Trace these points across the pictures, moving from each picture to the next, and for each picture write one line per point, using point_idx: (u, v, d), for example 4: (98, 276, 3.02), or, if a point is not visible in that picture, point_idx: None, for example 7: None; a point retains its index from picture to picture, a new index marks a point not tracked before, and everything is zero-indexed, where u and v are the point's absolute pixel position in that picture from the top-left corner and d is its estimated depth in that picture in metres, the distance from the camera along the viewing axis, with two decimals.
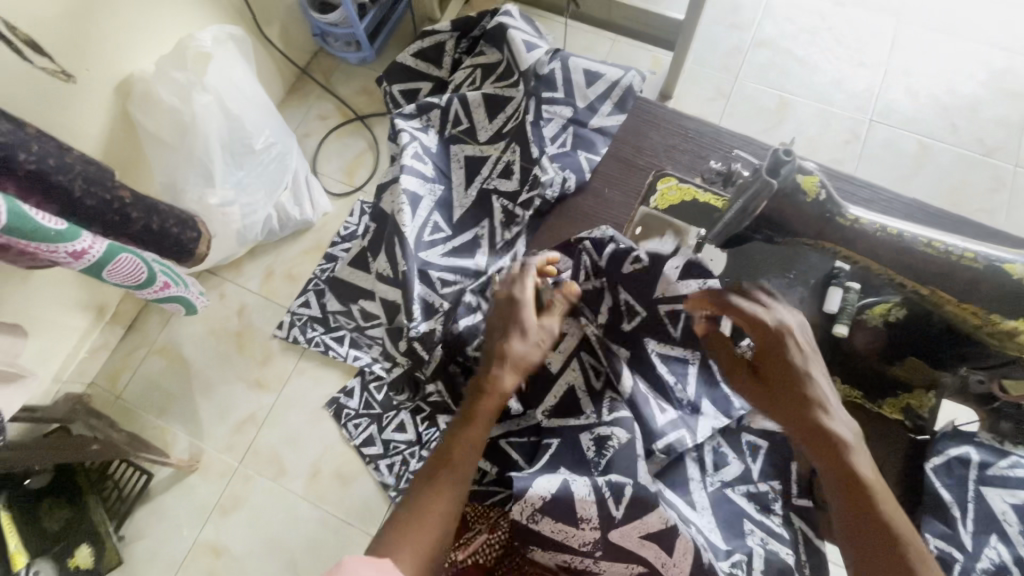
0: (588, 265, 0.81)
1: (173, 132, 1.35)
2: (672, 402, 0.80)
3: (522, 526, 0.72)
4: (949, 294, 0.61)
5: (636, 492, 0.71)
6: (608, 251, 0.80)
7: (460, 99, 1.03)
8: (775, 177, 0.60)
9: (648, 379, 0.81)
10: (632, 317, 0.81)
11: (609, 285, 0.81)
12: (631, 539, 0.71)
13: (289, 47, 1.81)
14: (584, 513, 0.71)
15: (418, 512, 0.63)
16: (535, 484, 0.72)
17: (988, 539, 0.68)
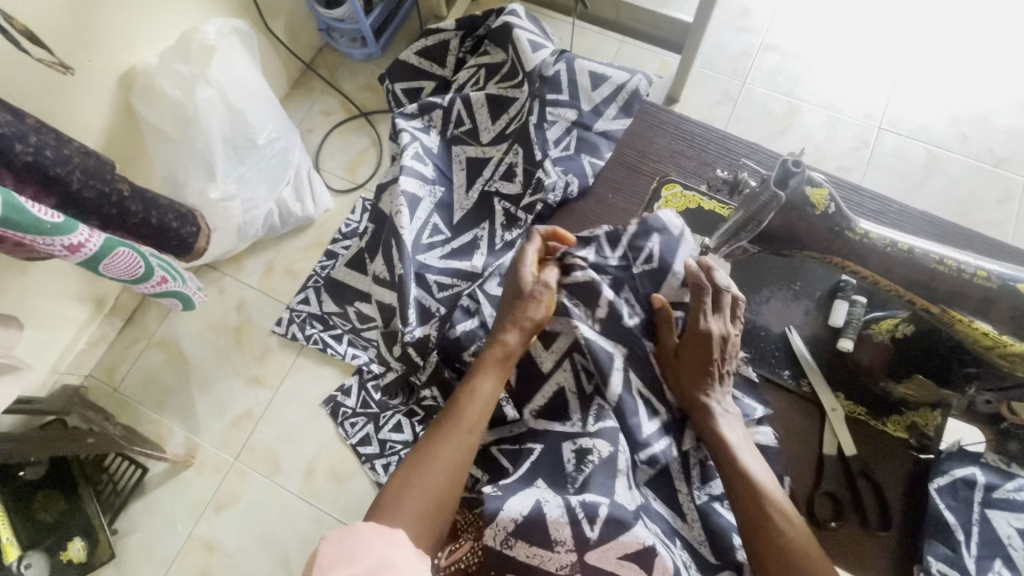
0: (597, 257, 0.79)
1: (174, 125, 1.33)
2: (663, 409, 0.76)
3: (495, 552, 0.68)
4: (962, 314, 0.58)
5: (612, 511, 0.68)
6: (620, 244, 0.78)
7: (463, 100, 1.01)
8: (783, 189, 0.59)
9: (647, 384, 0.76)
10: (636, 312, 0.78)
11: (615, 281, 0.79)
12: (612, 561, 0.66)
13: (294, 41, 1.79)
14: (557, 534, 0.67)
15: (424, 477, 0.65)
16: (503, 504, 0.69)
17: (992, 564, 0.64)
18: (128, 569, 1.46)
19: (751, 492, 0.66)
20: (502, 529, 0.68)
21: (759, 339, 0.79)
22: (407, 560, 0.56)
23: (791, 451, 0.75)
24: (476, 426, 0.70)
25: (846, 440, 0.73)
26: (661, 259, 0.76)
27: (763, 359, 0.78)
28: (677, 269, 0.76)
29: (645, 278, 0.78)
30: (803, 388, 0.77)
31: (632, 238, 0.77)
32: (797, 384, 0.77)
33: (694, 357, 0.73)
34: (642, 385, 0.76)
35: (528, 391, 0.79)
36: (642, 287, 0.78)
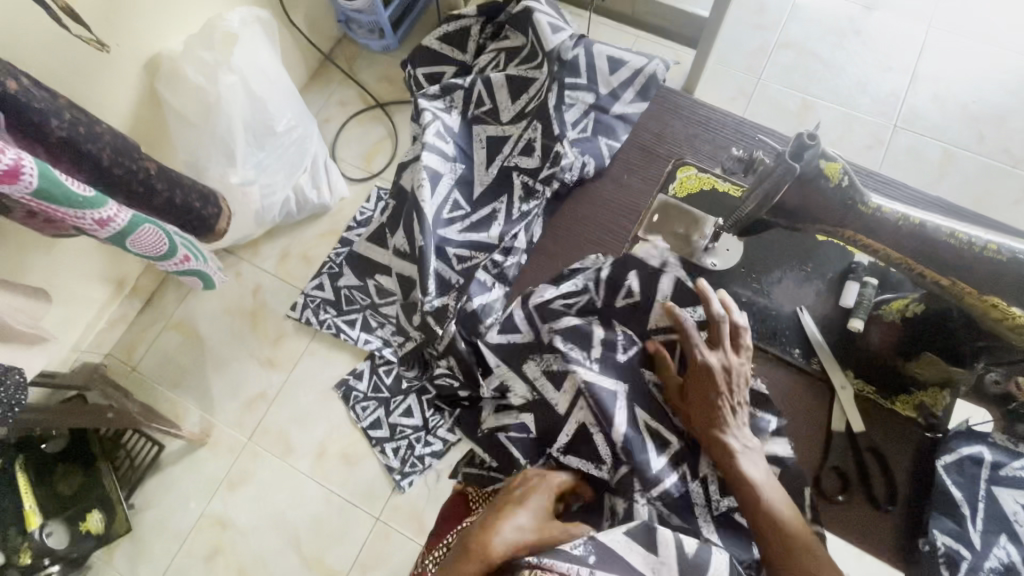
0: (585, 301, 0.79)
1: (197, 111, 1.37)
2: (673, 432, 0.74)
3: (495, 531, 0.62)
4: (970, 286, 0.60)
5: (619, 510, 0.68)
6: (604, 284, 0.79)
7: (483, 80, 1.02)
8: (798, 160, 0.60)
9: (653, 414, 0.74)
10: (628, 345, 0.76)
11: (608, 318, 0.79)
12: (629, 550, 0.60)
13: (314, 32, 1.83)
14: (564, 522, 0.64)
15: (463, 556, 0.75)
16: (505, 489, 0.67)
17: (997, 539, 0.66)
18: (143, 542, 1.50)
19: (777, 529, 0.66)
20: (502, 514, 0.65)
21: (771, 318, 0.80)
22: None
23: (799, 428, 0.76)
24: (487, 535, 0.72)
25: (855, 418, 0.75)
26: (642, 288, 0.78)
27: (775, 337, 0.79)
28: (663, 290, 0.78)
29: (631, 311, 0.79)
30: (814, 366, 0.78)
31: (615, 270, 0.79)
32: (807, 362, 0.78)
33: (699, 394, 0.71)
34: (646, 413, 0.74)
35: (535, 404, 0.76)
36: (632, 321, 0.79)
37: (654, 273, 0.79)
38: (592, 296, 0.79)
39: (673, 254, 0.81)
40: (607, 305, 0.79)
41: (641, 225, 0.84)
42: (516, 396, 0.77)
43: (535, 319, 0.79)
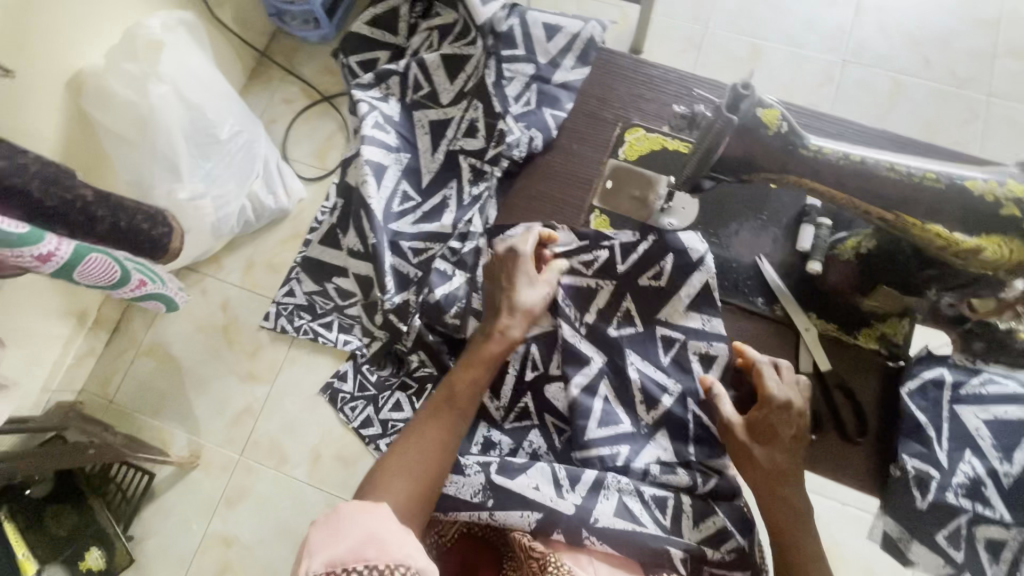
0: (606, 260, 0.80)
1: (131, 126, 1.30)
2: (631, 415, 0.79)
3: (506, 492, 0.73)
4: (915, 217, 0.60)
5: (593, 476, 0.75)
6: (636, 256, 0.80)
7: (418, 63, 0.97)
8: (735, 113, 0.60)
9: (619, 388, 0.80)
10: (623, 323, 0.81)
11: (619, 287, 0.81)
12: (594, 536, 0.70)
13: (245, 29, 1.74)
14: (533, 519, 0.71)
15: (414, 458, 0.68)
16: (489, 480, 0.74)
17: (962, 455, 0.70)
18: (149, 572, 1.49)
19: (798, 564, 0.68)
20: (471, 504, 0.73)
21: (731, 271, 0.80)
22: (394, 529, 0.58)
23: None
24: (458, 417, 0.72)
25: (822, 358, 0.76)
26: (671, 278, 0.79)
27: (737, 289, 0.80)
28: (686, 287, 0.79)
29: (653, 291, 0.80)
30: (777, 312, 0.79)
31: (644, 252, 0.80)
32: (770, 310, 0.79)
33: (767, 427, 0.70)
34: (609, 391, 0.80)
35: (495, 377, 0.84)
36: (647, 300, 0.80)
37: (687, 261, 0.78)
38: (614, 258, 0.80)
39: (707, 254, 0.78)
40: (626, 277, 0.80)
41: (596, 193, 0.83)
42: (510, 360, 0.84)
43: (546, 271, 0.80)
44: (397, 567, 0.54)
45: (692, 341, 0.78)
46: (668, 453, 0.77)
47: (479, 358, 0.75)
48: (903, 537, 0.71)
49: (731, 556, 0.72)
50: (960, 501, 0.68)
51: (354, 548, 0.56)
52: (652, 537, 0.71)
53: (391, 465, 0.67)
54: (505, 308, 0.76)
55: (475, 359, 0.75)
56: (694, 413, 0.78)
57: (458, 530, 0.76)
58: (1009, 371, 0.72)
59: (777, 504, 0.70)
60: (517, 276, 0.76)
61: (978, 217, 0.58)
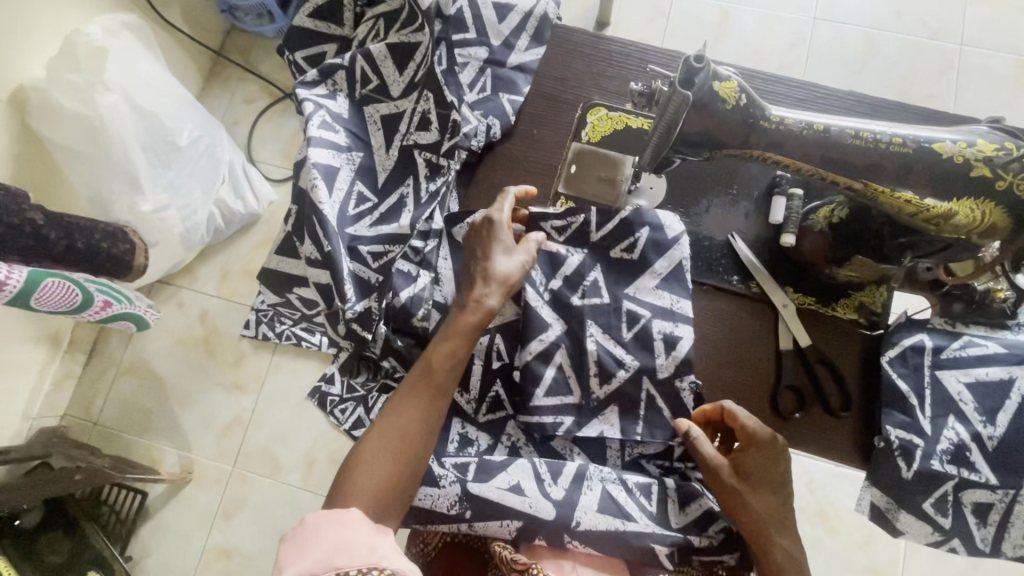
0: (581, 226, 0.76)
1: (82, 140, 1.21)
2: (581, 389, 0.75)
3: (491, 503, 0.69)
4: (883, 185, 0.57)
5: (576, 468, 0.73)
6: (609, 227, 0.76)
7: (364, 54, 0.87)
8: (690, 88, 0.56)
9: (574, 360, 0.75)
10: (588, 293, 0.76)
11: (589, 257, 0.76)
12: (577, 540, 0.68)
13: (195, 27, 1.65)
14: (513, 527, 0.69)
15: (386, 445, 0.63)
16: (465, 490, 0.70)
17: (946, 421, 0.68)
18: None
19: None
20: (448, 517, 0.70)
21: (704, 250, 0.78)
22: (365, 536, 0.56)
23: (747, 355, 0.76)
24: (435, 394, 0.66)
25: (801, 333, 0.74)
26: (642, 253, 0.75)
27: (711, 269, 0.78)
28: (660, 263, 0.75)
29: (620, 264, 0.76)
30: (753, 290, 0.77)
31: (618, 224, 0.75)
32: (747, 287, 0.77)
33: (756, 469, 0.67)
34: (565, 360, 0.75)
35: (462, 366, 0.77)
36: (613, 274, 0.76)
37: (662, 241, 0.75)
38: (588, 225, 0.76)
39: (684, 235, 0.75)
40: (596, 247, 0.76)
41: (560, 179, 0.80)
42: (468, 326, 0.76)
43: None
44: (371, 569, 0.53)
45: (657, 320, 0.74)
46: (613, 430, 0.74)
47: (454, 331, 0.67)
48: (891, 507, 0.69)
49: (719, 538, 0.70)
50: (946, 467, 0.67)
51: (323, 559, 0.54)
52: (637, 535, 0.68)
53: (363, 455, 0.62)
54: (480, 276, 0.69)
55: (450, 332, 0.67)
56: (648, 392, 0.74)
57: (442, 538, 0.75)
58: (989, 332, 0.70)
59: (774, 553, 0.65)
60: (491, 246, 0.70)
61: (948, 181, 0.55)
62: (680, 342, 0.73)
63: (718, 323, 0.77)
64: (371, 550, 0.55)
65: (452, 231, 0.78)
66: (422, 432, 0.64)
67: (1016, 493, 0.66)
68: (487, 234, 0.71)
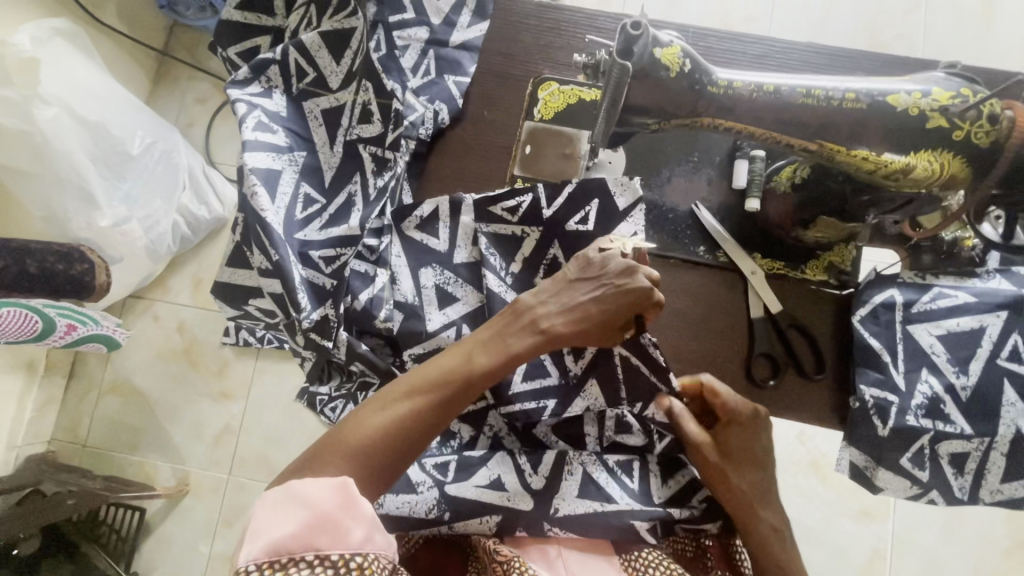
0: (532, 205, 0.72)
1: (27, 157, 1.15)
2: (554, 370, 0.72)
3: (468, 501, 0.68)
4: (839, 144, 0.55)
5: (555, 456, 0.72)
6: (564, 197, 0.72)
7: (295, 45, 0.80)
8: (629, 59, 0.53)
9: None
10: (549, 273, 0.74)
11: (545, 235, 0.73)
12: (556, 526, 0.68)
13: (134, 27, 1.55)
14: (492, 523, 0.68)
15: (391, 427, 0.58)
16: (443, 493, 0.69)
17: (920, 375, 0.67)
18: None
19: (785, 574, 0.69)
20: (429, 521, 0.68)
21: (668, 223, 0.76)
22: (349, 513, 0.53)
23: (715, 322, 0.74)
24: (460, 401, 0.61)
25: (770, 297, 0.73)
26: (597, 220, 0.72)
27: (678, 242, 0.75)
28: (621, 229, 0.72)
29: (580, 235, 0.72)
30: (720, 259, 0.75)
31: (569, 197, 0.72)
32: (715, 257, 0.75)
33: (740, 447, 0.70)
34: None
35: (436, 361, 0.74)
36: (573, 249, 0.73)
37: (614, 209, 0.72)
38: (539, 204, 0.72)
39: (639, 202, 0.73)
40: (552, 222, 0.73)
41: (516, 161, 0.77)
42: (436, 322, 0.74)
43: (460, 238, 0.75)
44: (357, 555, 0.52)
45: None
46: (598, 402, 0.71)
47: (502, 344, 0.63)
48: (869, 465, 0.69)
49: (701, 509, 0.71)
50: (921, 422, 0.66)
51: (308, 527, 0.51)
52: (617, 515, 0.68)
53: (360, 428, 0.57)
54: (565, 317, 0.64)
55: (495, 345, 0.63)
56: (621, 356, 0.70)
57: (424, 535, 0.73)
58: (959, 282, 0.69)
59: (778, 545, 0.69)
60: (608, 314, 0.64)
61: (904, 135, 0.53)
62: None
63: (686, 291, 0.75)
64: (357, 524, 0.53)
65: (402, 227, 0.75)
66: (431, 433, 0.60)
67: (991, 440, 0.66)
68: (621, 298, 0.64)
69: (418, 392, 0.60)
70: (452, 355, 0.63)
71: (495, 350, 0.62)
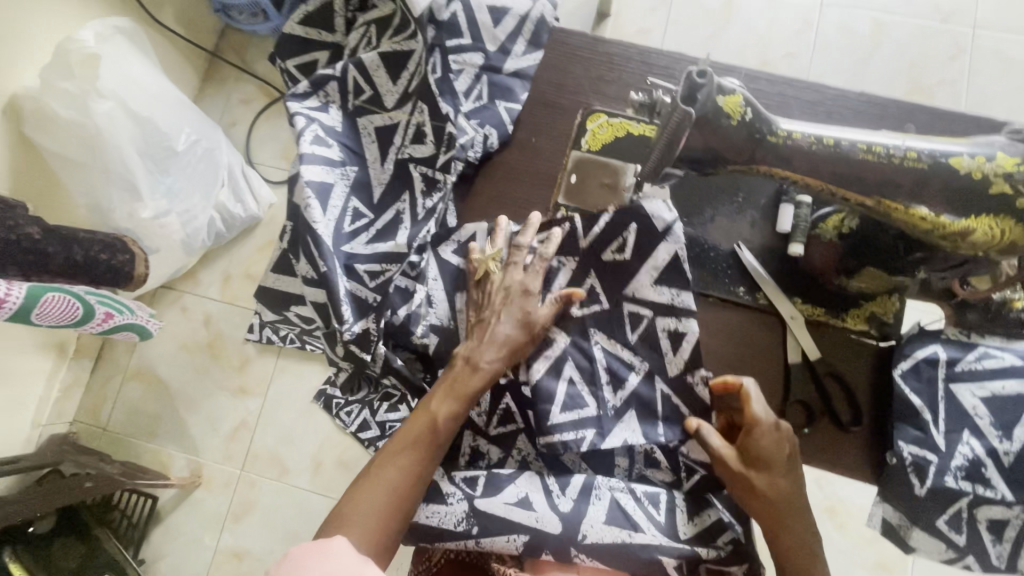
0: (569, 234, 0.74)
1: (81, 149, 1.19)
2: (592, 402, 0.73)
3: (495, 518, 0.68)
4: (897, 202, 0.55)
5: (586, 480, 0.72)
6: (601, 225, 0.73)
7: (355, 65, 0.86)
8: (692, 104, 0.54)
9: (583, 370, 0.73)
10: (587, 302, 0.74)
11: (581, 265, 0.74)
12: (583, 553, 0.67)
13: (189, 28, 1.60)
14: (520, 542, 0.68)
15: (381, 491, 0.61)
16: (472, 508, 0.69)
17: (960, 436, 0.66)
18: None
19: None
20: (456, 534, 0.69)
21: (710, 261, 0.76)
22: (356, 562, 0.53)
23: (752, 365, 0.74)
24: (436, 447, 0.65)
25: (808, 343, 0.72)
26: (634, 249, 0.73)
27: (718, 279, 0.75)
28: (656, 258, 0.72)
29: (619, 267, 0.73)
30: (760, 301, 0.75)
31: (607, 226, 0.73)
32: (754, 298, 0.75)
33: (761, 451, 0.64)
34: (575, 373, 0.73)
35: None
36: (609, 277, 0.74)
37: (652, 231, 0.72)
38: (575, 232, 0.74)
39: (676, 225, 0.72)
40: (588, 253, 0.74)
41: (560, 190, 0.77)
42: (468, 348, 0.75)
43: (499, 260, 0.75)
44: None
45: (659, 318, 0.72)
46: (637, 436, 0.71)
47: (456, 387, 0.67)
48: (904, 524, 0.68)
49: (727, 551, 0.68)
50: (961, 484, 0.65)
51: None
52: (643, 547, 0.67)
53: (355, 501, 0.60)
54: (490, 338, 0.69)
55: (451, 390, 0.67)
56: (663, 391, 0.72)
57: (445, 554, 0.74)
58: (1006, 343, 0.68)
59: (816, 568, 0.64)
60: (519, 308, 0.70)
61: (966, 198, 0.53)
62: (685, 338, 0.71)
63: (722, 333, 0.75)
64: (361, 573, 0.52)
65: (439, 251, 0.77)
66: (422, 483, 0.63)
67: None
68: (514, 298, 0.71)
69: (395, 450, 0.64)
70: (417, 414, 0.67)
71: (449, 394, 0.67)
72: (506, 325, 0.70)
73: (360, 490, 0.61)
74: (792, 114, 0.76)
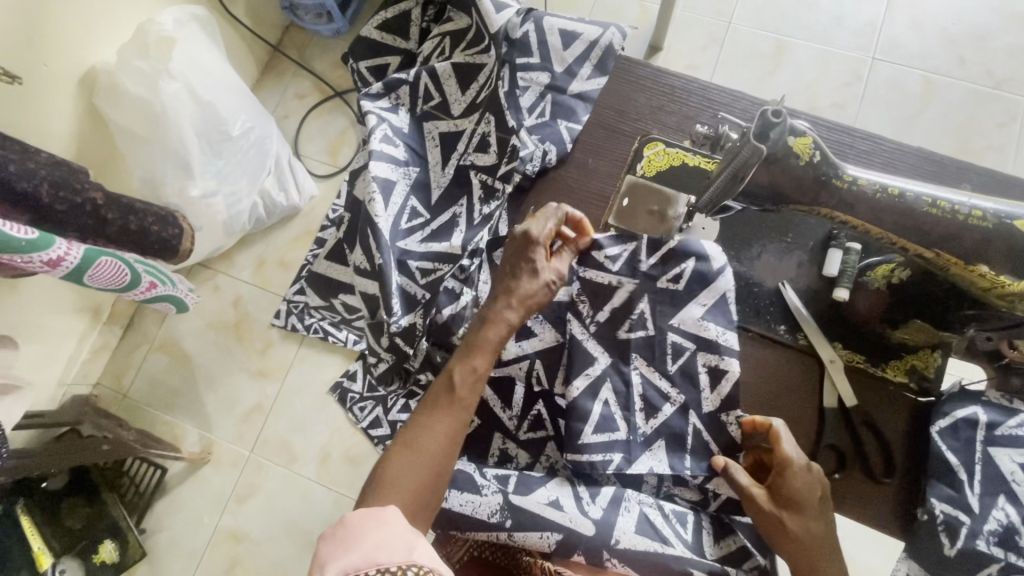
0: (630, 257, 0.74)
1: (144, 124, 1.22)
2: (625, 426, 0.74)
3: (528, 515, 0.69)
4: (957, 257, 0.58)
5: (615, 492, 0.72)
6: (660, 253, 0.74)
7: (429, 73, 0.92)
8: (764, 141, 0.55)
9: (620, 395, 0.74)
10: (635, 326, 0.75)
11: (636, 289, 0.75)
12: (615, 558, 0.68)
13: (257, 22, 1.67)
14: (552, 540, 0.68)
15: (416, 455, 0.62)
16: (506, 501, 0.70)
17: (996, 501, 0.65)
18: (160, 565, 1.46)
19: None
20: (488, 525, 0.69)
21: (753, 296, 0.77)
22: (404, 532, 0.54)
23: (788, 407, 0.74)
24: (464, 407, 0.65)
25: (848, 393, 0.72)
26: (689, 281, 0.73)
27: (759, 316, 0.76)
28: (705, 294, 0.73)
29: (670, 296, 0.74)
30: (801, 342, 0.75)
31: (665, 255, 0.74)
32: (795, 338, 0.75)
33: (793, 492, 0.64)
34: (611, 395, 0.74)
35: (504, 384, 0.79)
36: (657, 306, 0.74)
37: (708, 271, 0.73)
38: (638, 252, 0.74)
39: (728, 268, 0.73)
40: (643, 278, 0.74)
41: (611, 211, 0.77)
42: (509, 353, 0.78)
43: None
44: (409, 566, 0.51)
45: (702, 353, 0.73)
46: (662, 466, 0.72)
47: (479, 346, 0.68)
48: None
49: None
50: (993, 549, 0.64)
51: (364, 557, 0.51)
52: (677, 559, 0.67)
53: (391, 467, 0.61)
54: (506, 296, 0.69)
55: (475, 347, 0.68)
56: (695, 426, 0.73)
57: (468, 552, 0.75)
58: None
59: None
60: (522, 264, 0.70)
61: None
62: (726, 376, 0.72)
63: (761, 371, 0.75)
64: (411, 544, 0.53)
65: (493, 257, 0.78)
66: (455, 444, 0.64)
67: None
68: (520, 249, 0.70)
69: (425, 414, 0.64)
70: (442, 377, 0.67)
71: (471, 355, 0.67)
72: (515, 279, 0.69)
73: (395, 456, 0.62)
74: (850, 161, 0.77)
